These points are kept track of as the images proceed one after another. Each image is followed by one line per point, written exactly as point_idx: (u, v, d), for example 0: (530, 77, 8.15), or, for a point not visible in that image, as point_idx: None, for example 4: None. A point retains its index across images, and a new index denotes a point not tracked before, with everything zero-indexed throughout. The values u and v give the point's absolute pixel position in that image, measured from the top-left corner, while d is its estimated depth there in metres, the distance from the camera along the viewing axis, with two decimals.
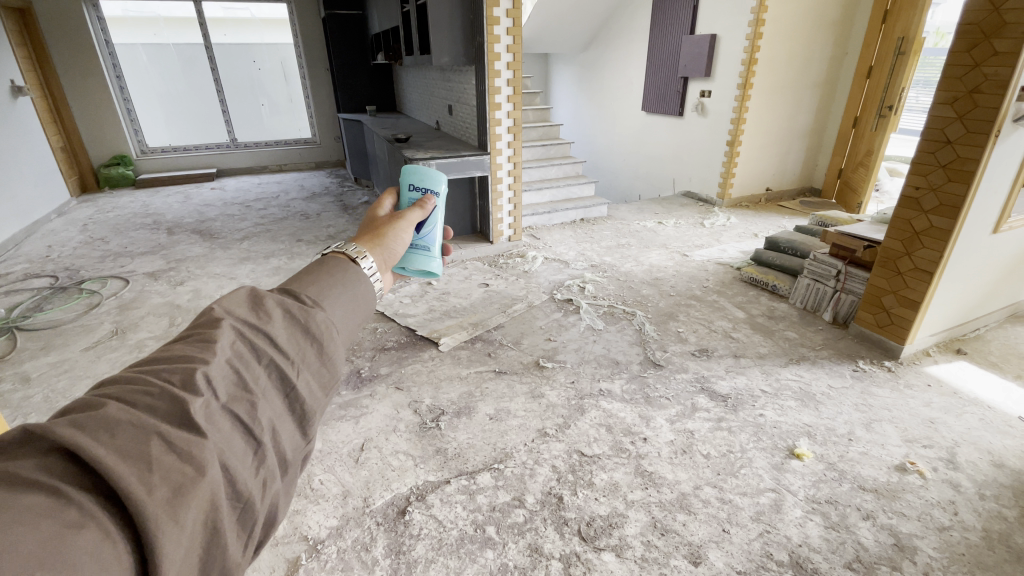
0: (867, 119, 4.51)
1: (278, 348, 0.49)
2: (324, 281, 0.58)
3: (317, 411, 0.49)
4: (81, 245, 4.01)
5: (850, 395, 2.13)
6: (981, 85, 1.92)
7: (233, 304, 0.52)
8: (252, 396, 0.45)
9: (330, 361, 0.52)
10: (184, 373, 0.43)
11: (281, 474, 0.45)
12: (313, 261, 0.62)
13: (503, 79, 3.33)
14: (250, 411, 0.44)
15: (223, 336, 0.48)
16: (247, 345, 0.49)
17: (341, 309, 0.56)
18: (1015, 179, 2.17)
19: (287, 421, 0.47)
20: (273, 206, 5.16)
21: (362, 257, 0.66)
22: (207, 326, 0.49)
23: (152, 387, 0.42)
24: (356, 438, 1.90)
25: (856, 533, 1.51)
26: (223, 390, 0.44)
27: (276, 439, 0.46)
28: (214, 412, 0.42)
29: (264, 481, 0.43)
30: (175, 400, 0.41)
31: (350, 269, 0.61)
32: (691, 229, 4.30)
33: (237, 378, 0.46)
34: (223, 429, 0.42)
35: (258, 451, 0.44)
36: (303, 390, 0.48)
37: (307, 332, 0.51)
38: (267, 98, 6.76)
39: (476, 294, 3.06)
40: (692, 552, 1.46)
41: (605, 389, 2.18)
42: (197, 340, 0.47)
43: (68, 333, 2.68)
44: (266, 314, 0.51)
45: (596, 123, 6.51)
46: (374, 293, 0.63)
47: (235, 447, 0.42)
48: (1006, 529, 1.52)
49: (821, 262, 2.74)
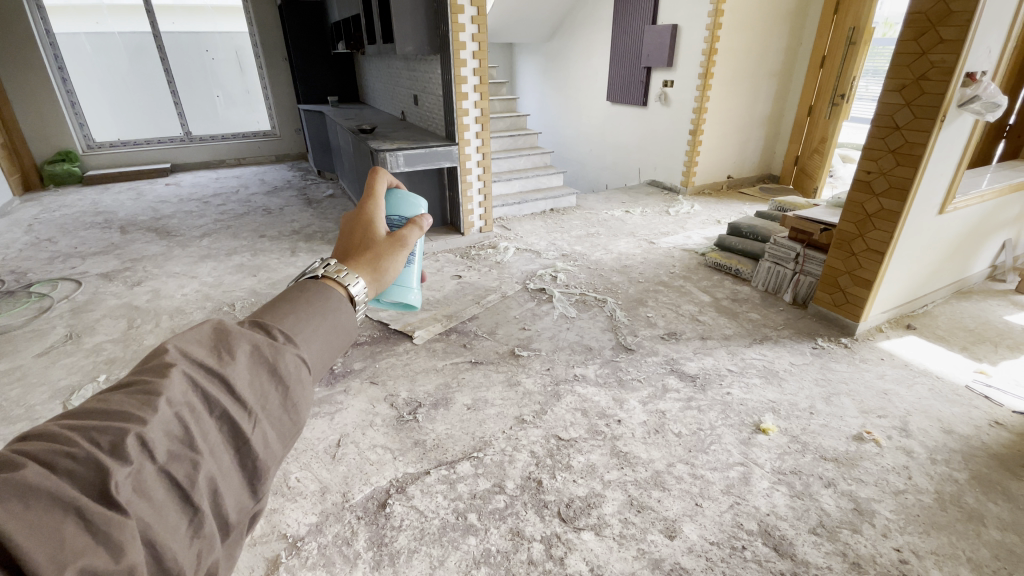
0: (821, 107, 4.70)
1: (234, 396, 0.44)
2: (300, 311, 0.53)
3: (271, 466, 0.44)
4: (27, 247, 3.78)
5: (810, 371, 2.24)
6: (928, 72, 2.03)
7: (191, 343, 0.46)
8: (196, 455, 0.39)
9: (293, 408, 0.47)
10: (115, 434, 0.37)
11: (222, 539, 0.40)
12: (284, 288, 0.56)
13: (469, 68, 3.31)
14: (191, 474, 0.39)
15: (173, 384, 0.41)
16: (199, 393, 0.43)
17: (316, 344, 0.52)
18: (958, 163, 2.31)
19: (233, 479, 0.42)
20: (233, 201, 4.97)
21: (349, 278, 0.61)
22: (153, 370, 0.42)
23: (76, 447, 0.36)
24: (332, 435, 1.87)
25: (819, 500, 1.60)
26: (162, 449, 0.38)
27: (216, 501, 0.40)
28: (147, 479, 0.37)
29: (199, 552, 0.38)
30: (99, 468, 0.35)
31: (334, 298, 0.56)
32: (658, 217, 4.38)
33: (184, 433, 0.40)
34: (155, 501, 0.36)
35: (194, 518, 0.38)
36: (257, 444, 0.43)
37: (273, 373, 0.47)
38: (222, 89, 6.48)
39: (448, 286, 3.05)
40: (667, 526, 1.51)
41: (580, 374, 2.22)
42: (140, 391, 0.40)
43: (18, 339, 2.54)
44: (229, 355, 0.46)
45: (563, 114, 6.55)
46: (356, 326, 0.59)
47: (167, 518, 0.37)
48: (955, 489, 1.64)
49: (781, 246, 2.87)
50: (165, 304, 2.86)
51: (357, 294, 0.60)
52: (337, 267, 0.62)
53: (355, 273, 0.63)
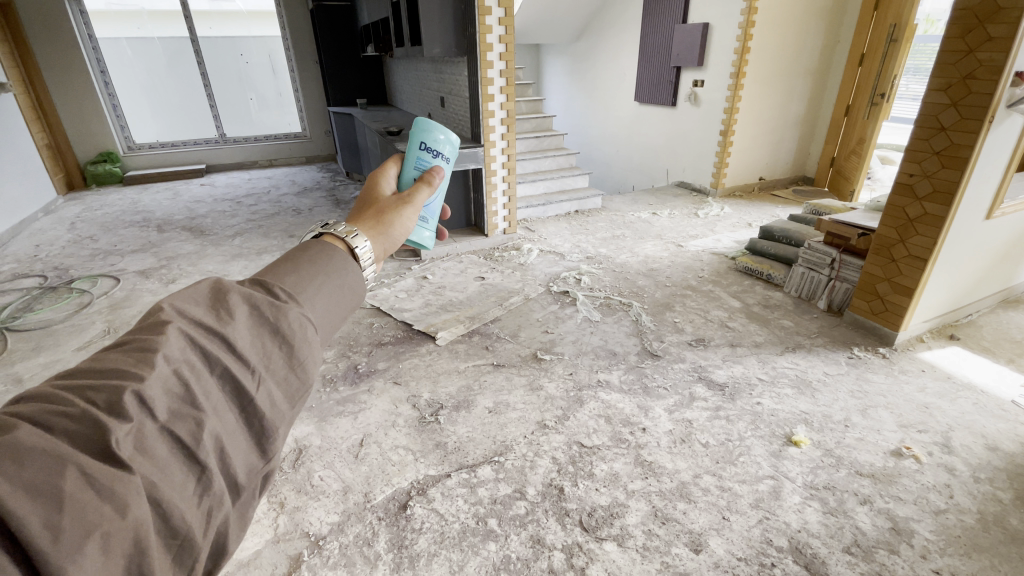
0: (859, 106, 4.52)
1: (235, 353, 0.45)
2: (303, 271, 0.55)
3: (277, 423, 0.46)
4: (70, 244, 3.95)
5: (845, 382, 2.15)
6: (976, 71, 1.93)
7: (189, 302, 0.47)
8: (198, 414, 0.41)
9: (299, 365, 0.48)
10: (110, 394, 0.39)
11: (231, 498, 0.42)
12: (296, 245, 0.59)
13: (496, 70, 3.30)
14: (194, 431, 0.41)
15: (169, 342, 0.43)
16: (198, 350, 0.44)
17: (318, 303, 0.53)
18: (1008, 164, 2.18)
19: (239, 437, 0.44)
20: (264, 201, 5.10)
21: (356, 239, 0.64)
22: (149, 330, 0.44)
23: (72, 407, 0.38)
24: (356, 434, 1.89)
25: (854, 517, 1.52)
26: (162, 407, 0.40)
27: (223, 460, 0.42)
28: (147, 436, 0.38)
29: (208, 509, 0.40)
30: (97, 425, 0.37)
31: (339, 257, 0.59)
32: (685, 220, 4.30)
33: (184, 391, 0.42)
34: (157, 458, 0.38)
35: (201, 478, 0.40)
36: (261, 403, 0.45)
37: (275, 333, 0.48)
38: (256, 92, 6.65)
39: (472, 287, 3.06)
40: (692, 540, 1.47)
41: (604, 379, 2.18)
42: (136, 349, 0.42)
43: (60, 333, 2.65)
44: (228, 314, 0.48)
45: (589, 115, 6.50)
46: (364, 281, 0.61)
47: (171, 475, 0.38)
48: (1002, 511, 1.54)
49: (816, 251, 2.77)
50: None
51: (361, 252, 0.64)
52: (347, 229, 0.66)
53: (362, 235, 0.67)
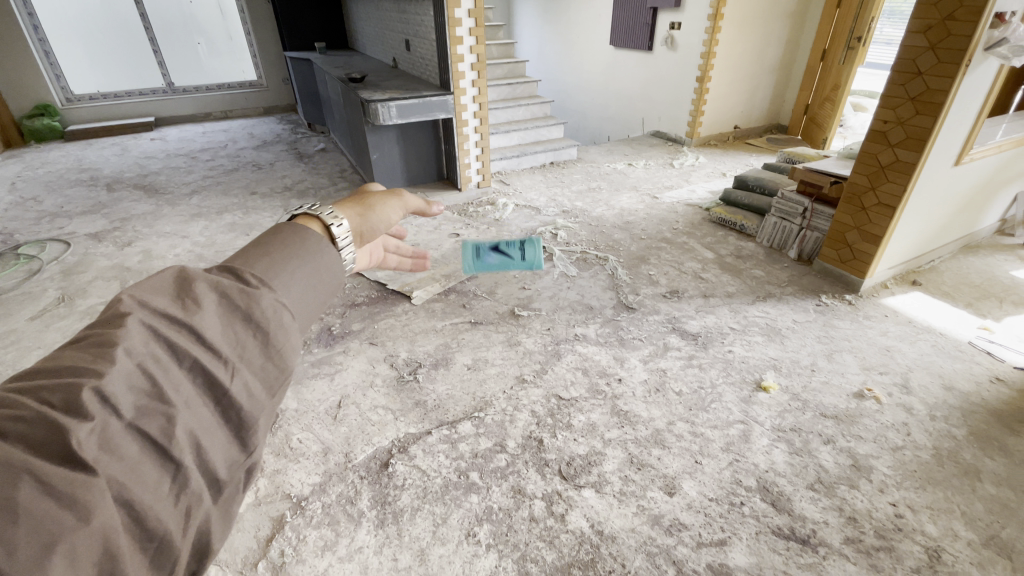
0: (835, 50, 4.46)
1: (205, 344, 0.47)
2: (274, 257, 0.57)
3: (255, 414, 0.48)
4: (11, 207, 3.68)
5: (813, 329, 2.22)
6: (956, 12, 1.89)
7: (149, 293, 0.48)
8: (168, 409, 0.43)
9: (274, 350, 0.51)
10: (67, 393, 0.40)
11: (212, 495, 0.45)
12: (267, 229, 0.61)
13: (463, 10, 3.08)
14: (165, 428, 0.42)
15: (132, 334, 0.44)
16: (164, 342, 0.45)
17: (292, 289, 0.56)
18: (979, 110, 2.20)
19: (217, 433, 0.46)
20: (222, 156, 4.81)
21: (333, 217, 0.67)
22: (110, 323, 0.45)
23: (25, 410, 0.38)
24: (333, 396, 1.87)
25: (817, 456, 1.61)
26: (127, 405, 0.42)
27: (199, 456, 0.44)
28: (113, 434, 0.40)
29: (187, 509, 0.42)
30: (56, 426, 0.38)
31: (315, 239, 0.62)
32: (661, 170, 4.26)
33: (151, 386, 0.43)
34: (127, 458, 0.40)
35: (176, 475, 0.42)
36: (237, 394, 0.47)
37: (248, 320, 0.50)
38: (204, 35, 6.11)
39: (447, 243, 2.99)
40: (667, 483, 1.53)
41: (580, 333, 2.20)
42: (95, 345, 0.43)
43: (10, 302, 2.50)
44: (195, 304, 0.49)
45: (563, 60, 6.25)
46: (341, 264, 0.64)
47: (143, 475, 0.40)
48: (954, 445, 1.65)
49: (788, 200, 2.78)
50: (158, 265, 2.82)
51: (339, 236, 0.66)
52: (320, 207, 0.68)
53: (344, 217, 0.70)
